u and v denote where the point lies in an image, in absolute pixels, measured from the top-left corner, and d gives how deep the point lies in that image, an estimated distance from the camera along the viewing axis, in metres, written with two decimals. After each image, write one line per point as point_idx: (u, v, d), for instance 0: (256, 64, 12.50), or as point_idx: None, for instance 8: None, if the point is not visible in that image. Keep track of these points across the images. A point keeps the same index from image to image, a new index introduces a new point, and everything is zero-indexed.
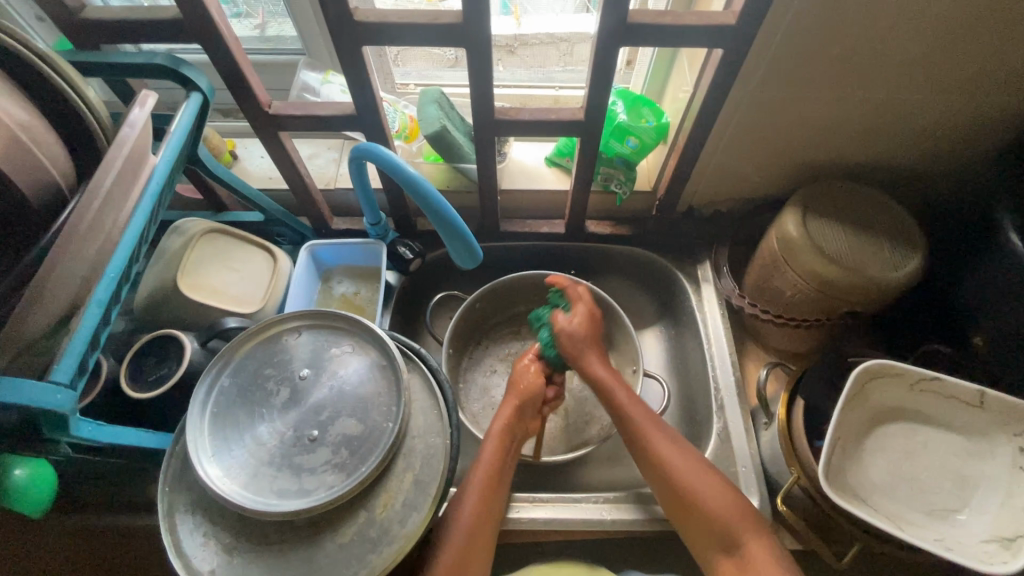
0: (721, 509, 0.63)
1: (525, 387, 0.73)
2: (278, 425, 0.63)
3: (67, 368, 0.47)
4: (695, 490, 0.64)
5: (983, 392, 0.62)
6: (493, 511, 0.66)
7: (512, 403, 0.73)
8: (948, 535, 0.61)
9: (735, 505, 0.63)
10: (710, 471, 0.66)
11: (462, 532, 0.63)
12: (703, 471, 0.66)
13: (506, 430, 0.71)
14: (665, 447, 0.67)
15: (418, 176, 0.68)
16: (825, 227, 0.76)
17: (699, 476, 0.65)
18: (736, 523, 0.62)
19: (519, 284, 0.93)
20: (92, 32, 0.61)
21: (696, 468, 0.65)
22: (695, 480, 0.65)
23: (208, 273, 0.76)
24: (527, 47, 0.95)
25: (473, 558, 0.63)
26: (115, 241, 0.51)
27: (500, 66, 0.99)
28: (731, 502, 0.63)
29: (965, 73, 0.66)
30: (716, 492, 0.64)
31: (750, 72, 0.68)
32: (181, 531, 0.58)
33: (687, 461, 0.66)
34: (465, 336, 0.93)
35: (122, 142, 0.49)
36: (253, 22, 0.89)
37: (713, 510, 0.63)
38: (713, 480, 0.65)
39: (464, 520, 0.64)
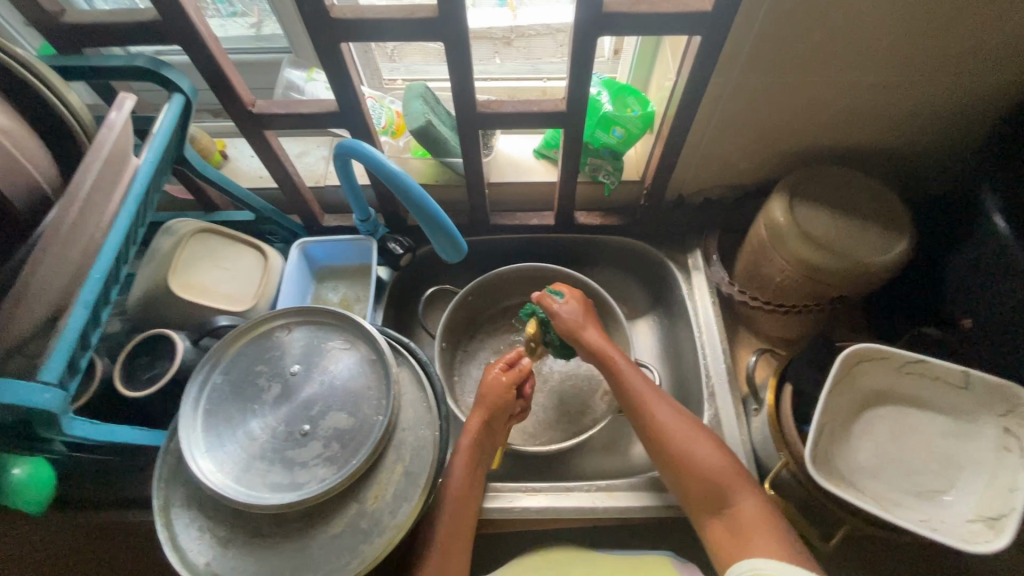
0: (716, 470, 0.63)
1: (493, 398, 0.74)
2: (270, 420, 0.64)
3: (54, 369, 0.48)
4: (685, 448, 0.65)
5: (968, 373, 0.62)
6: (472, 503, 0.69)
7: (480, 416, 0.73)
8: (934, 515, 0.62)
9: (723, 461, 0.64)
10: (699, 430, 0.67)
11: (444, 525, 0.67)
12: (693, 428, 0.67)
13: (476, 443, 0.72)
14: (655, 404, 0.69)
15: (402, 172, 0.68)
16: (811, 212, 0.76)
17: (692, 435, 0.66)
18: (724, 479, 0.63)
19: (511, 277, 0.93)
20: (72, 36, 0.61)
21: (689, 427, 0.67)
22: (685, 437, 0.66)
23: (199, 272, 0.77)
24: (524, 38, 0.95)
25: (457, 547, 0.66)
26: (99, 243, 0.52)
27: (498, 58, 0.99)
28: (719, 459, 0.64)
29: (946, 54, 0.66)
30: (704, 448, 0.65)
31: (731, 58, 0.68)
32: (176, 525, 0.59)
33: (677, 419, 0.68)
34: (459, 329, 0.94)
35: (101, 144, 0.50)
36: (248, 22, 0.91)
37: (703, 466, 0.64)
38: (702, 437, 0.66)
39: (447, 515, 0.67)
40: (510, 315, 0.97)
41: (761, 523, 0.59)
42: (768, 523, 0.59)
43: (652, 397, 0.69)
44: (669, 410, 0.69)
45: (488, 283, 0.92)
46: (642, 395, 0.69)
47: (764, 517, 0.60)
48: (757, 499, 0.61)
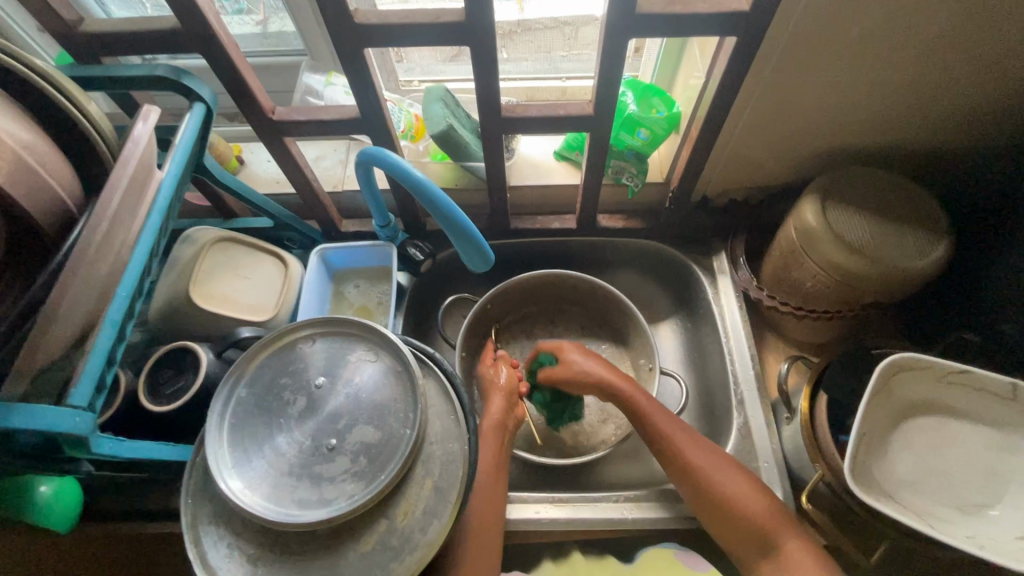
0: (754, 508, 0.65)
1: (504, 382, 0.80)
2: (296, 435, 0.63)
3: (84, 392, 0.47)
4: (723, 489, 0.66)
5: (1015, 384, 0.60)
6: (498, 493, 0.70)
7: (499, 396, 0.78)
8: (981, 531, 0.60)
9: (764, 503, 0.65)
10: (737, 470, 0.68)
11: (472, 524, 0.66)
12: (731, 469, 0.68)
13: (500, 421, 0.75)
14: (689, 448, 0.69)
15: (425, 180, 0.66)
16: (846, 215, 0.74)
17: (724, 473, 0.67)
18: (767, 520, 0.64)
19: (528, 285, 0.92)
20: (90, 45, 0.60)
21: (724, 468, 0.68)
22: (723, 478, 0.67)
23: (219, 282, 0.76)
24: (528, 31, 0.91)
25: (481, 560, 0.65)
26: (125, 260, 0.51)
27: (505, 53, 0.95)
28: (761, 500, 0.65)
29: (992, 50, 0.63)
30: (746, 489, 0.66)
31: (766, 57, 0.66)
32: (205, 542, 0.59)
33: (712, 460, 0.68)
34: (479, 337, 0.93)
35: (127, 159, 0.49)
36: (255, 19, 0.89)
37: (746, 510, 0.65)
38: (741, 477, 0.67)
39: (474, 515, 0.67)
40: (529, 321, 0.96)
41: (811, 563, 0.60)
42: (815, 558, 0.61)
43: (684, 438, 0.70)
44: (703, 452, 0.69)
45: (508, 290, 0.91)
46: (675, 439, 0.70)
47: (815, 557, 0.61)
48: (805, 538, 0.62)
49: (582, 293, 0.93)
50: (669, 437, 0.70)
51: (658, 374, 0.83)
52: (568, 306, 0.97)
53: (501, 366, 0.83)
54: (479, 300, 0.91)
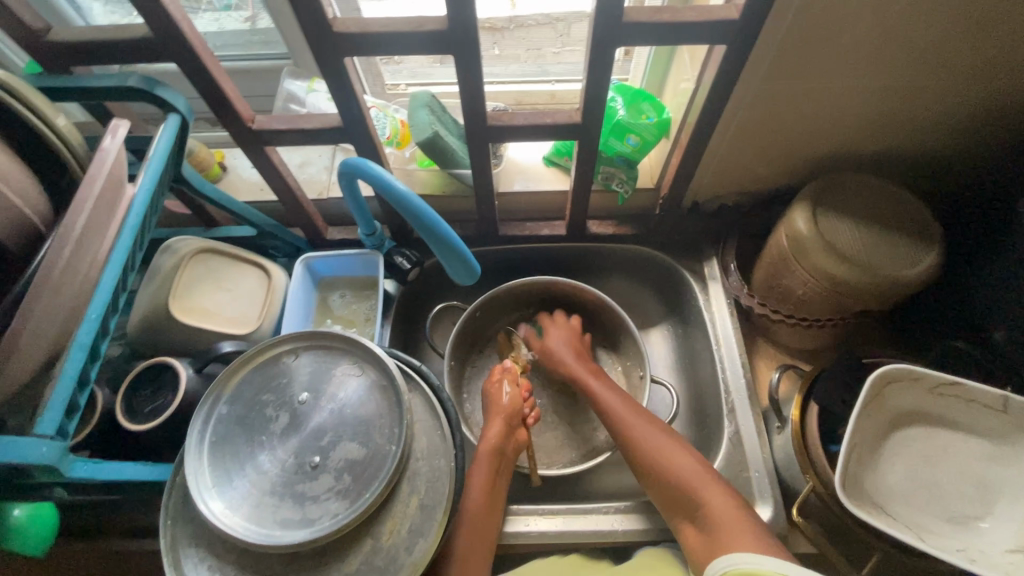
0: (686, 472, 0.65)
1: (507, 403, 0.77)
2: (278, 453, 0.61)
3: (52, 420, 0.45)
4: (656, 455, 0.67)
5: (1007, 397, 0.59)
6: (493, 518, 0.69)
7: (499, 419, 0.75)
8: (971, 544, 0.59)
9: (698, 469, 0.65)
10: (677, 441, 0.69)
11: (460, 554, 0.65)
12: (666, 438, 0.69)
13: (499, 446, 0.73)
14: (636, 425, 0.71)
15: (408, 193, 0.65)
16: (836, 222, 0.73)
17: (662, 441, 0.68)
18: (695, 481, 0.64)
19: (516, 294, 0.91)
20: (60, 55, 0.58)
21: (661, 437, 0.69)
22: (658, 445, 0.68)
23: (200, 295, 0.74)
24: (522, 28, 0.89)
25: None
26: (95, 281, 0.49)
27: (496, 49, 0.93)
28: (692, 465, 0.65)
29: (984, 57, 0.63)
30: (678, 456, 0.67)
31: (756, 65, 0.65)
32: (185, 565, 0.57)
33: (653, 432, 0.70)
34: (467, 346, 0.91)
35: (93, 177, 0.47)
36: (243, 15, 0.87)
37: (678, 474, 0.65)
38: (676, 447, 0.68)
39: (465, 543, 0.65)
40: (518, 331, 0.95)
41: (737, 523, 0.59)
42: (741, 518, 0.59)
43: (630, 414, 0.72)
44: (643, 424, 0.71)
45: (498, 298, 0.90)
46: (625, 420, 0.72)
47: (742, 516, 0.60)
48: (733, 500, 0.62)
49: (573, 301, 0.92)
50: (618, 419, 0.72)
51: (648, 385, 0.82)
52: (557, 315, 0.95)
53: (505, 384, 0.79)
54: (467, 308, 0.89)
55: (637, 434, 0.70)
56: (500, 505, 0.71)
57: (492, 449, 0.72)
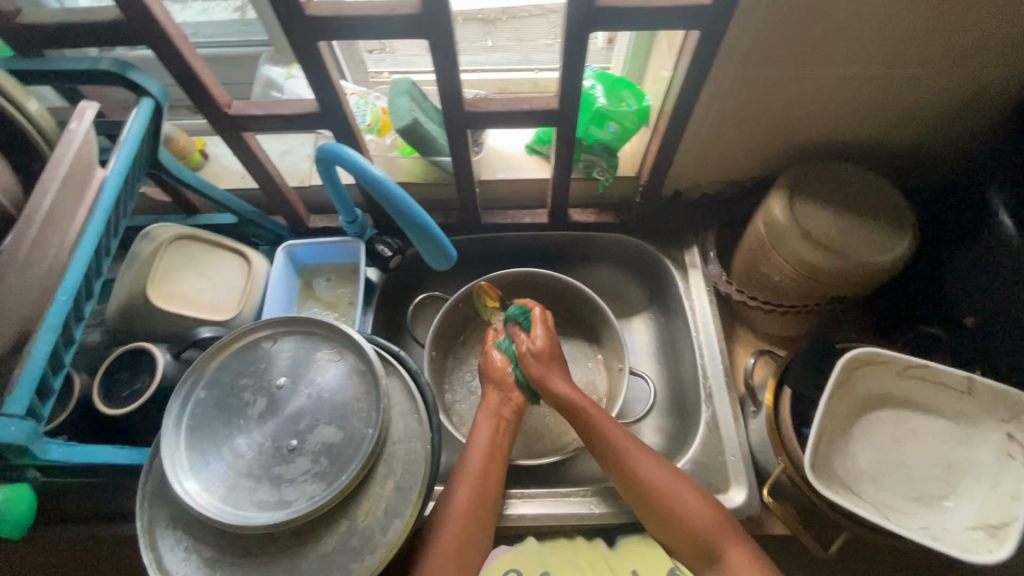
0: (700, 521, 0.63)
1: (500, 367, 0.76)
2: (256, 436, 0.62)
3: (21, 400, 0.46)
4: (671, 503, 0.64)
5: (972, 379, 0.60)
6: (495, 476, 0.68)
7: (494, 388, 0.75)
8: (935, 522, 0.61)
9: (713, 516, 0.63)
10: (686, 482, 0.66)
11: (463, 516, 0.64)
12: (679, 479, 0.66)
13: (497, 411, 0.73)
14: (622, 442, 0.68)
15: (384, 177, 0.65)
16: (812, 209, 0.74)
17: (672, 486, 0.65)
18: (710, 531, 0.62)
19: (499, 285, 0.92)
20: (32, 37, 0.58)
21: (672, 482, 0.65)
22: (672, 489, 0.65)
23: (179, 281, 0.74)
24: (514, 20, 0.90)
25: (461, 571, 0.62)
26: (65, 262, 0.49)
27: (489, 40, 0.94)
28: (707, 512, 0.63)
29: (957, 44, 0.63)
30: (694, 504, 0.64)
31: (730, 52, 0.65)
32: (162, 546, 0.58)
33: (661, 471, 0.66)
34: (450, 336, 0.92)
35: (58, 160, 0.47)
36: (232, 5, 0.88)
37: (694, 524, 0.63)
38: (690, 489, 0.65)
39: (464, 499, 0.64)
40: None
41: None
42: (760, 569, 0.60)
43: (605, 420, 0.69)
44: (653, 463, 0.67)
45: (479, 289, 0.90)
46: (617, 443, 0.68)
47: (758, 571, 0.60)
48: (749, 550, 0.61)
49: (555, 290, 0.92)
50: (608, 435, 0.68)
51: (627, 374, 0.83)
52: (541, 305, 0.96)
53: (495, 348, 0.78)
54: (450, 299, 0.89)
55: (627, 456, 0.67)
56: (501, 471, 0.69)
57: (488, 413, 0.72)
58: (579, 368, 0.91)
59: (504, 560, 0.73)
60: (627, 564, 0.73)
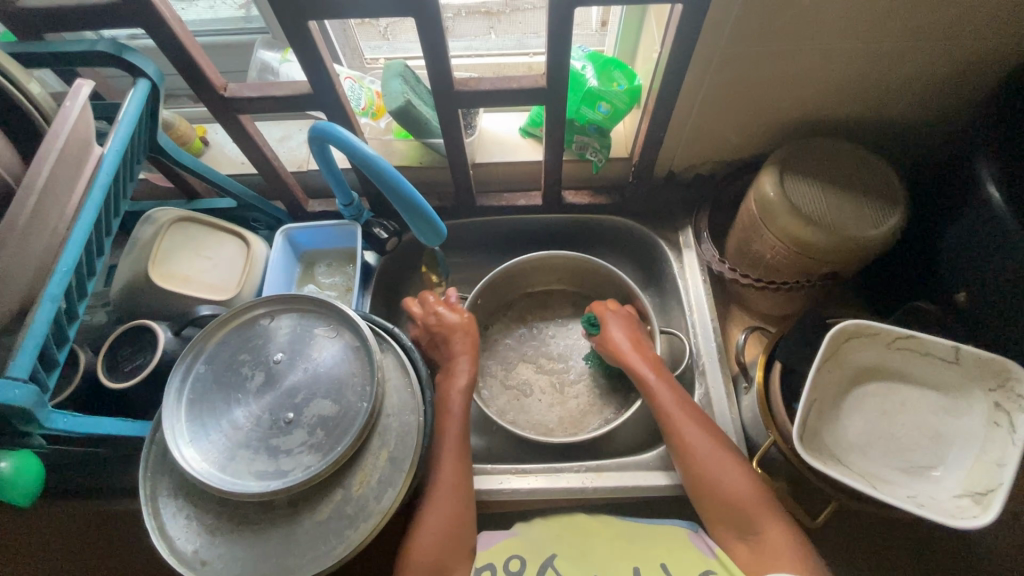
0: (740, 494, 0.63)
1: (457, 326, 0.78)
2: (253, 408, 0.64)
3: (24, 364, 0.48)
4: (710, 473, 0.65)
5: (958, 348, 0.61)
6: (466, 451, 0.69)
7: (465, 356, 0.76)
8: (922, 491, 0.61)
9: (753, 492, 0.63)
10: (732, 457, 0.66)
11: (446, 495, 0.65)
12: (724, 451, 0.66)
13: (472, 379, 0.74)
14: (672, 408, 0.70)
15: (375, 155, 0.66)
16: (802, 185, 0.74)
17: (717, 458, 0.66)
18: (749, 506, 0.63)
19: (518, 271, 0.91)
20: (32, 22, 0.60)
21: (718, 453, 0.66)
22: (712, 460, 0.66)
23: (179, 262, 0.76)
24: (517, 12, 0.92)
25: (450, 546, 0.63)
26: (64, 236, 0.51)
27: (493, 34, 0.96)
28: (747, 486, 0.64)
29: (946, 16, 0.63)
30: (737, 478, 0.64)
31: (716, 28, 0.65)
32: (164, 513, 0.60)
33: (709, 442, 0.67)
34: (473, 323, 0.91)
35: (56, 134, 0.48)
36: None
37: (735, 498, 0.63)
38: (732, 462, 0.65)
39: (448, 472, 0.66)
40: (519, 309, 0.95)
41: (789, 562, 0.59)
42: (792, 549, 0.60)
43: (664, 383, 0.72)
44: (700, 430, 0.68)
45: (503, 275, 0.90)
46: (668, 409, 0.70)
47: (794, 549, 0.60)
48: (788, 529, 0.61)
49: (583, 270, 0.91)
50: (661, 399, 0.71)
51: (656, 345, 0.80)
52: (556, 287, 0.96)
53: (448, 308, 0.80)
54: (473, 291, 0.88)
55: (672, 420, 0.69)
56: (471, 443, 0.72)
57: (469, 376, 0.74)
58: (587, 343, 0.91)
59: (506, 546, 0.68)
60: (654, 555, 0.66)
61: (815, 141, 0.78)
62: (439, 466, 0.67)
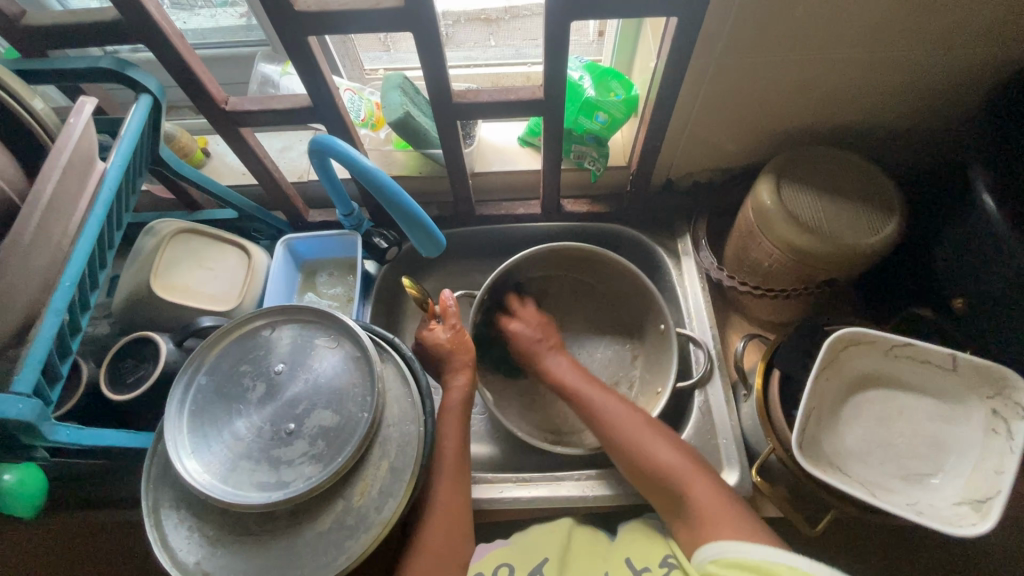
0: (661, 458, 0.65)
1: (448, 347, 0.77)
2: (254, 419, 0.64)
3: (28, 380, 0.48)
4: (630, 441, 0.68)
5: (955, 356, 0.61)
6: (466, 462, 0.70)
7: (464, 373, 0.76)
8: (921, 499, 0.61)
9: (676, 455, 0.65)
10: (650, 426, 0.69)
11: (447, 508, 0.66)
12: (648, 429, 0.68)
13: (467, 394, 0.74)
14: (594, 395, 0.73)
15: (374, 167, 0.67)
16: (799, 194, 0.74)
17: (632, 426, 0.69)
18: (675, 469, 0.64)
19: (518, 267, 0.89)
20: (37, 38, 0.61)
21: (634, 424, 0.69)
22: (628, 428, 0.69)
23: (181, 273, 0.77)
24: (517, 18, 0.93)
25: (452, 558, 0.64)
26: (68, 251, 0.52)
27: (494, 40, 0.97)
28: (670, 451, 0.65)
29: (937, 26, 0.64)
30: (658, 445, 0.66)
31: (711, 38, 0.66)
32: (166, 525, 0.60)
33: (621, 412, 0.71)
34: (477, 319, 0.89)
35: (60, 151, 0.49)
36: (237, 11, 0.91)
37: (658, 462, 0.65)
38: (651, 431, 0.68)
39: (449, 484, 0.67)
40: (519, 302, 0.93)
41: (722, 509, 0.59)
42: (727, 507, 0.59)
43: (564, 367, 0.78)
44: (612, 402, 0.72)
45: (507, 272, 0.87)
46: (575, 386, 0.75)
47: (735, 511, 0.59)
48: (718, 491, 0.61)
49: (588, 275, 0.91)
50: (567, 379, 0.76)
51: (665, 397, 0.79)
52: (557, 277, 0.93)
53: (440, 330, 0.78)
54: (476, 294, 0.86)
55: (582, 394, 0.74)
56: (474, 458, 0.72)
57: (464, 391, 0.74)
58: (597, 350, 0.90)
59: (496, 556, 0.67)
60: (621, 552, 0.65)
61: (811, 150, 0.78)
62: (439, 479, 0.67)
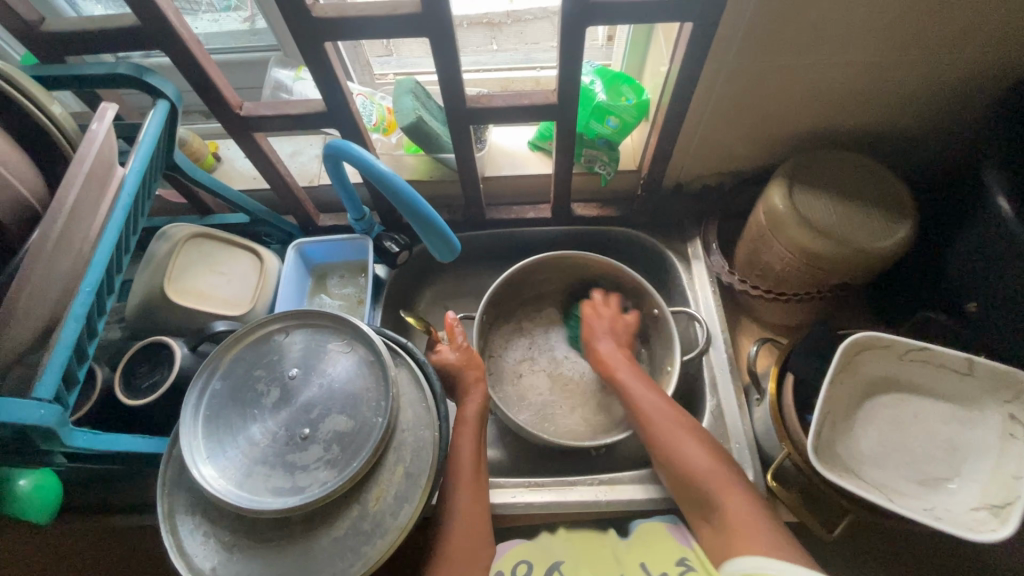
0: (690, 459, 0.64)
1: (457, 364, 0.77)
2: (269, 424, 0.64)
3: (49, 386, 0.48)
4: (662, 437, 0.67)
5: (971, 360, 0.61)
6: (479, 467, 0.70)
7: (477, 387, 0.76)
8: (938, 503, 0.61)
9: (706, 458, 0.64)
10: (683, 424, 0.68)
11: (461, 514, 0.66)
12: (682, 428, 0.67)
13: (481, 408, 0.74)
14: (632, 382, 0.73)
15: (389, 172, 0.67)
16: (811, 198, 0.74)
17: (665, 422, 0.68)
18: (703, 471, 0.63)
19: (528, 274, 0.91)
20: (57, 44, 0.61)
21: (667, 420, 0.68)
22: (662, 424, 0.68)
23: (194, 278, 0.77)
24: (520, 22, 0.94)
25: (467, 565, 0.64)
26: (88, 256, 0.52)
27: (494, 45, 0.97)
28: (701, 452, 0.65)
29: (951, 30, 0.64)
30: (689, 445, 0.65)
31: (725, 43, 0.67)
32: (182, 531, 0.60)
33: (658, 405, 0.70)
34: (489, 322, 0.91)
35: (82, 157, 0.49)
36: (241, 15, 0.92)
37: (687, 462, 0.64)
38: (682, 431, 0.67)
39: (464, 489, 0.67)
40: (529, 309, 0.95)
41: (747, 518, 0.58)
42: (753, 518, 0.58)
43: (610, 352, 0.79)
44: (649, 394, 0.72)
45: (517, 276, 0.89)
46: (618, 372, 0.75)
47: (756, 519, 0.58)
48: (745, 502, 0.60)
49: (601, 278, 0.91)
50: (611, 365, 0.77)
51: (675, 371, 0.79)
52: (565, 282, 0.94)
53: (448, 350, 0.79)
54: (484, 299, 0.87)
55: (623, 382, 0.74)
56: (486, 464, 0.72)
57: (479, 405, 0.74)
58: None
59: (515, 552, 0.69)
60: (635, 556, 0.66)
61: (823, 155, 0.79)
62: (453, 484, 0.67)
